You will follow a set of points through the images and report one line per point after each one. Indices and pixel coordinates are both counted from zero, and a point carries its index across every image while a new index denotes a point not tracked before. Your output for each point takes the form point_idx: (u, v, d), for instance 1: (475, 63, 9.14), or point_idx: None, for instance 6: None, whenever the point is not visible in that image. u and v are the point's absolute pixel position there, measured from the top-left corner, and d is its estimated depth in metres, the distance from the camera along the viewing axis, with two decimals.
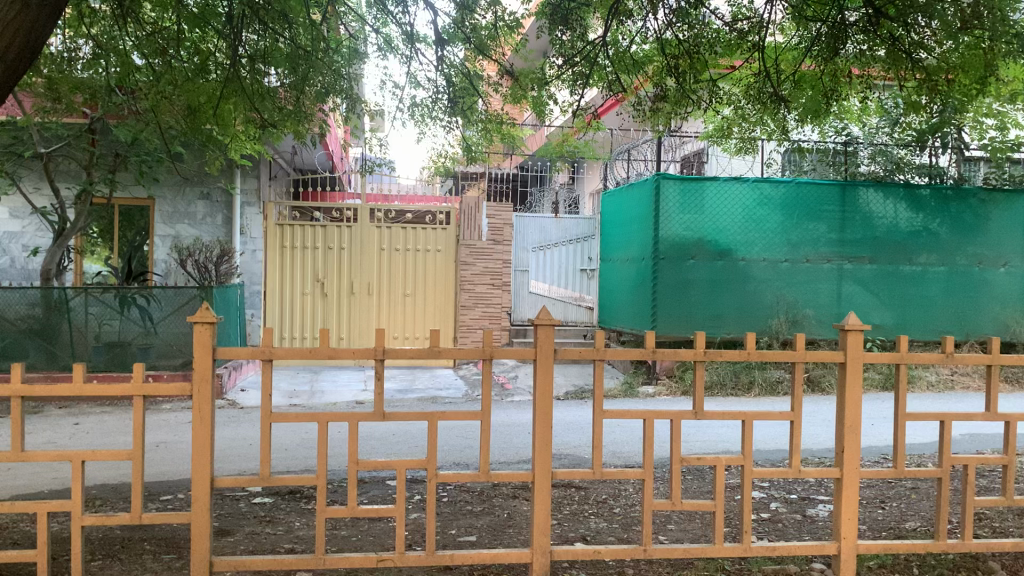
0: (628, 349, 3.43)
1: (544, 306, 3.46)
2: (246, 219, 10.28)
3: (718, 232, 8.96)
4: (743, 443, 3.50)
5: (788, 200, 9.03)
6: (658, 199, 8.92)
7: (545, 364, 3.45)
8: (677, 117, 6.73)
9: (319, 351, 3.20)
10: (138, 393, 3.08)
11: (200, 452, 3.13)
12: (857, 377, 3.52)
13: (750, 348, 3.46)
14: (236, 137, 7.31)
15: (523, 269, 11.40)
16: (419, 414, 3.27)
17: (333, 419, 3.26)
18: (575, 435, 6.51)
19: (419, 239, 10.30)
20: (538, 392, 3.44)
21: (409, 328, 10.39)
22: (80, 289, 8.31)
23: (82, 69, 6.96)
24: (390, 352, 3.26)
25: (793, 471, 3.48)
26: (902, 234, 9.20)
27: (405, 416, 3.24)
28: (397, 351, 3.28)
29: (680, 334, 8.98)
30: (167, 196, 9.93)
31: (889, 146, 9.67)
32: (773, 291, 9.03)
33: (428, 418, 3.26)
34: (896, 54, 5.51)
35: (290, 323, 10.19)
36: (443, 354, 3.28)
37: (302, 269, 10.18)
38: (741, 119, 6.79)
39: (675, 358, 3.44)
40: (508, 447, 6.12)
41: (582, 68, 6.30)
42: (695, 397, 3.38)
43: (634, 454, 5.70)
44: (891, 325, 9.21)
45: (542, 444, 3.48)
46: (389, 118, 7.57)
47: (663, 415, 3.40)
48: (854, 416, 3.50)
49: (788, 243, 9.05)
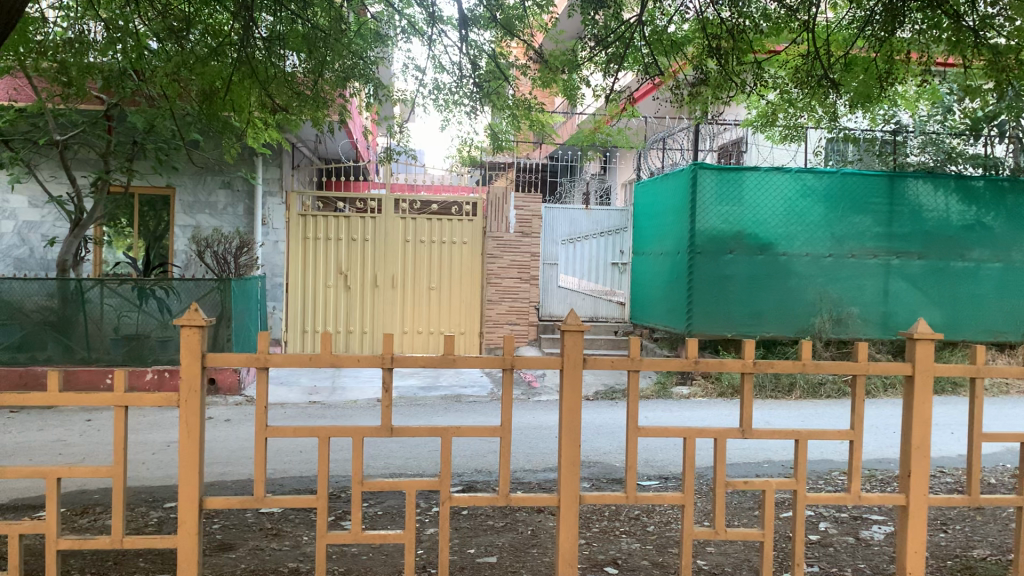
0: (667, 359, 3.05)
1: (573, 309, 3.09)
2: (269, 209, 10.01)
3: (758, 224, 8.51)
4: (796, 466, 3.12)
5: (832, 191, 8.55)
6: (695, 190, 8.47)
7: (572, 374, 3.09)
8: (716, 102, 6.29)
9: (320, 357, 2.87)
10: (120, 403, 2.81)
11: (188, 470, 2.82)
12: (928, 392, 3.10)
13: (805, 358, 3.06)
14: (253, 124, 7.00)
15: (551, 263, 10.88)
16: (432, 428, 2.94)
17: (336, 434, 2.93)
18: (605, 441, 6.12)
19: (445, 231, 9.98)
20: (565, 405, 3.09)
21: (436, 323, 10.07)
22: (96, 280, 8.08)
23: (95, 54, 6.70)
24: (400, 360, 2.91)
25: (852, 498, 3.09)
26: (954, 228, 8.68)
27: (416, 432, 2.90)
28: (407, 359, 2.94)
29: (717, 333, 8.56)
30: (188, 185, 9.69)
31: (941, 135, 9.12)
32: (816, 288, 8.57)
33: (442, 434, 2.93)
34: (962, 32, 5.06)
35: (313, 316, 9.93)
36: (458, 362, 2.94)
37: (325, 261, 9.89)
38: (788, 104, 6.34)
39: (722, 369, 3.05)
40: (533, 452, 5.76)
41: (617, 50, 5.89)
42: (743, 413, 3.00)
43: (669, 464, 5.30)
44: (941, 324, 8.72)
45: (571, 463, 3.12)
46: (414, 105, 7.25)
47: (706, 432, 3.03)
48: (922, 436, 3.10)
49: (832, 237, 8.57)
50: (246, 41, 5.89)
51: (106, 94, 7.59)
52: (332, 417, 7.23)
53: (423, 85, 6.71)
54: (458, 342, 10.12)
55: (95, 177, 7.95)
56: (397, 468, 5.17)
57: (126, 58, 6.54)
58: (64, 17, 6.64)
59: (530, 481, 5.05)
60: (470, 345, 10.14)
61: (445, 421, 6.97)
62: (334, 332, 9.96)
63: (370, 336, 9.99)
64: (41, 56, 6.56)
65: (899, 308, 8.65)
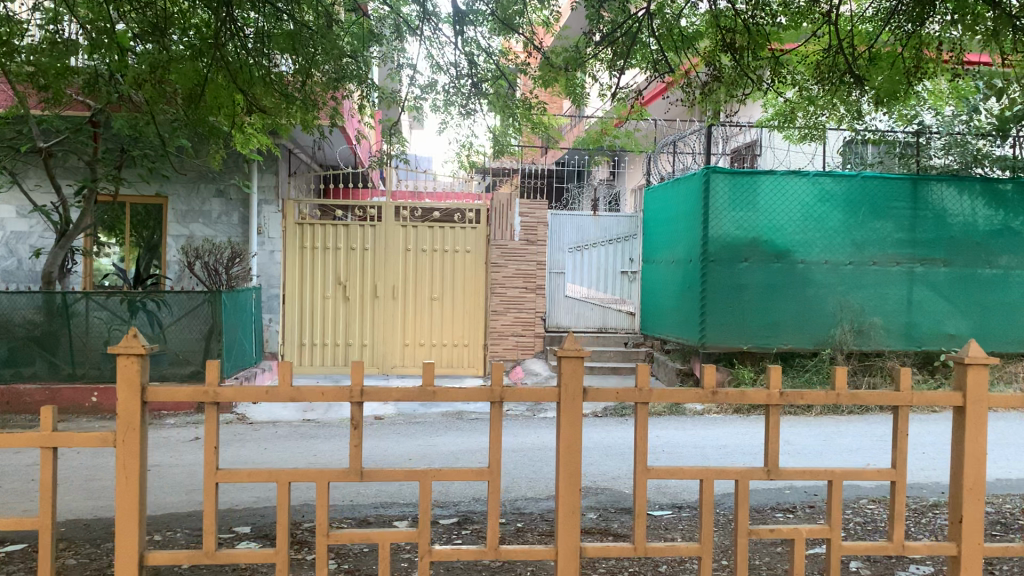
0: (679, 390, 2.67)
1: (571, 333, 2.71)
2: (264, 218, 9.56)
3: (774, 231, 8.11)
4: (830, 511, 2.71)
5: (851, 196, 8.13)
6: (707, 195, 8.07)
7: (571, 407, 2.71)
8: (731, 101, 5.89)
9: (277, 392, 2.52)
10: (48, 445, 2.55)
11: (126, 520, 2.47)
12: (981, 425, 2.71)
13: (838, 388, 2.67)
14: (241, 129, 6.63)
15: (558, 271, 10.45)
16: (408, 471, 2.73)
17: (298, 478, 2.58)
18: (612, 465, 5.69)
19: (447, 239, 9.61)
20: (563, 444, 2.71)
21: (439, 334, 9.68)
22: (82, 293, 7.71)
23: (77, 58, 6.38)
24: (373, 393, 2.55)
25: (895, 548, 2.68)
26: (981, 234, 8.23)
27: (388, 476, 2.63)
28: (381, 391, 2.57)
29: (732, 345, 8.16)
30: (181, 193, 9.35)
31: (967, 136, 8.62)
32: (836, 297, 8.14)
33: (418, 476, 2.72)
34: (1000, 24, 4.65)
35: (311, 328, 9.57)
36: (439, 395, 2.58)
37: (323, 271, 9.53)
38: (807, 103, 5.92)
39: (744, 401, 2.66)
40: (535, 477, 5.33)
41: (625, 45, 5.50)
42: (769, 451, 2.62)
43: (682, 492, 4.88)
44: (968, 335, 8.26)
45: (570, 509, 2.73)
46: (410, 106, 6.88)
47: (725, 474, 2.65)
48: (975, 475, 2.71)
49: (852, 243, 8.15)
50: (228, 39, 5.50)
51: (91, 99, 7.26)
52: (324, 437, 6.81)
53: (416, 83, 6.32)
54: (462, 354, 9.73)
55: (82, 187, 7.63)
56: (387, 498, 4.78)
57: (106, 59, 6.19)
58: (44, 16, 6.30)
59: (531, 512, 4.62)
60: (474, 357, 9.76)
61: (443, 441, 6.54)
62: (333, 345, 9.61)
63: (371, 349, 9.63)
64: (19, 59, 6.22)
65: (922, 319, 8.22)
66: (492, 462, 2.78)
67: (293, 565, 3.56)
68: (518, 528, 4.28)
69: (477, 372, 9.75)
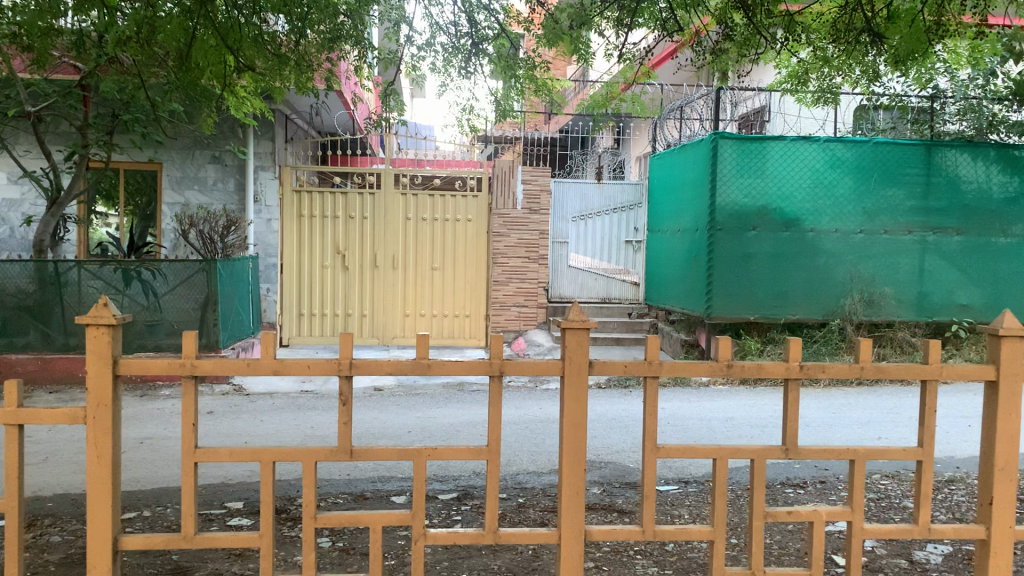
0: (692, 364, 2.49)
1: (576, 302, 2.52)
2: (261, 186, 9.35)
3: (784, 199, 7.89)
4: (851, 492, 2.53)
5: (863, 162, 7.90)
6: (714, 161, 7.83)
7: (576, 380, 2.53)
8: (743, 62, 5.65)
9: (260, 364, 2.35)
10: (15, 422, 2.41)
11: (98, 502, 2.35)
12: (1015, 401, 2.53)
13: (863, 361, 2.48)
14: (235, 92, 6.42)
15: (561, 240, 10.22)
16: (401, 450, 2.55)
17: (282, 457, 2.43)
18: (616, 438, 5.54)
19: (448, 207, 9.39)
20: (566, 420, 2.54)
21: (440, 305, 9.50)
22: (74, 260, 7.49)
23: (64, 18, 6.14)
24: (362, 366, 2.38)
25: (921, 531, 2.51)
26: (995, 202, 8.02)
27: (380, 455, 2.45)
28: (371, 364, 2.40)
29: (739, 317, 7.98)
30: (175, 160, 9.12)
31: (982, 100, 8.27)
32: (846, 267, 7.95)
33: (413, 455, 2.54)
34: None
35: (308, 297, 9.40)
36: (433, 368, 2.41)
37: (321, 239, 9.32)
38: (822, 64, 5.66)
39: (762, 374, 2.47)
40: (537, 450, 5.18)
41: (631, 5, 5.26)
42: (788, 429, 2.44)
43: (688, 466, 4.73)
44: (981, 305, 8.08)
45: (573, 490, 2.57)
46: (408, 68, 6.65)
47: (740, 453, 2.48)
48: (1007, 454, 2.55)
49: (863, 211, 7.94)
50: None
51: (81, 62, 7.04)
52: (321, 408, 6.66)
53: (414, 43, 6.09)
54: (464, 325, 9.55)
55: (72, 152, 7.42)
56: (385, 472, 4.66)
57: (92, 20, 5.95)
58: None
59: (533, 486, 4.47)
60: (476, 328, 9.58)
61: (442, 413, 6.39)
62: (332, 315, 9.45)
63: (370, 320, 9.46)
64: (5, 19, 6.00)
65: (934, 289, 8.04)
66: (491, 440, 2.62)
67: (283, 544, 3.40)
68: (519, 504, 4.15)
69: (479, 343, 9.60)
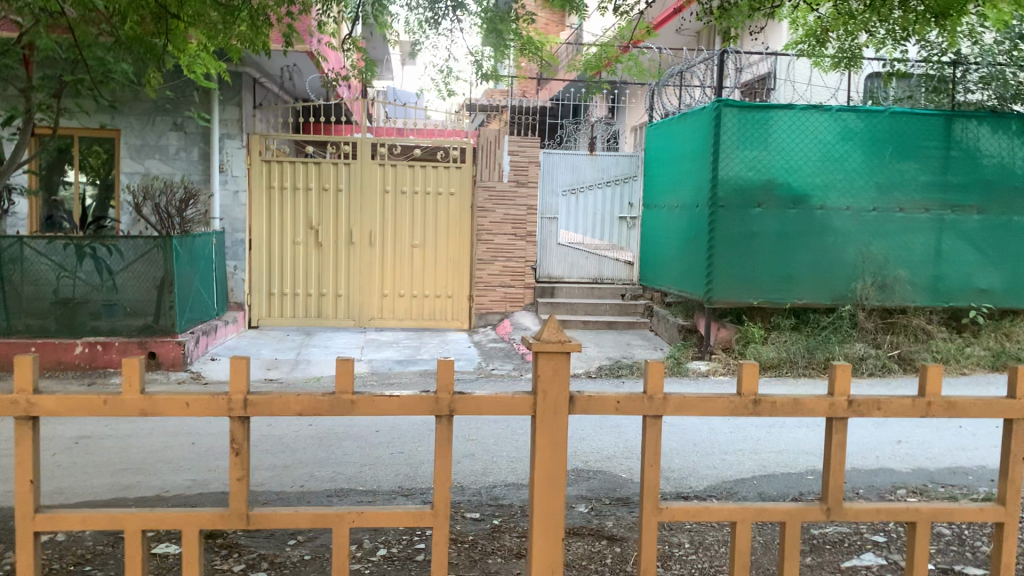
0: (710, 402, 2.28)
1: (552, 321, 2.19)
2: (226, 155, 8.50)
3: (791, 173, 7.26)
4: (914, 559, 2.37)
5: (876, 134, 7.28)
6: (716, 131, 7.17)
7: (552, 423, 2.23)
8: (758, 15, 4.94)
9: (122, 401, 2.19)
10: None
11: None
12: None
13: (932, 398, 2.31)
14: (187, 49, 5.62)
15: (550, 216, 9.52)
16: (316, 515, 2.32)
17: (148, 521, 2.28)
18: (607, 441, 4.97)
19: (429, 179, 8.86)
20: (540, 474, 2.24)
21: (420, 284, 9.02)
22: (16, 237, 6.83)
23: None
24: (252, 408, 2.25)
25: None
26: (1018, 176, 7.41)
27: (280, 520, 2.30)
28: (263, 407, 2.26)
29: (742, 301, 7.39)
30: (134, 126, 8.35)
31: (1007, 68, 7.65)
32: (857, 247, 7.36)
33: (326, 517, 2.32)
34: None
35: (280, 276, 8.88)
36: (357, 408, 2.23)
37: (292, 215, 8.79)
38: (846, 20, 4.97)
39: (799, 411, 2.28)
40: (519, 456, 4.62)
41: None
42: (831, 484, 2.29)
43: (688, 477, 4.20)
44: (1001, 289, 7.52)
45: (549, 562, 2.28)
46: (381, 25, 5.92)
47: (769, 514, 2.32)
48: None
49: (876, 186, 7.34)
50: None
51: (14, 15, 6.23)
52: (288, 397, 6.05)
53: None
54: (446, 306, 9.10)
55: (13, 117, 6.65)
56: (343, 486, 4.14)
57: None
58: None
59: (512, 504, 3.90)
60: (459, 309, 9.11)
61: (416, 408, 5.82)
62: (305, 295, 8.93)
63: (346, 301, 8.94)
64: None
65: (952, 271, 7.46)
66: (437, 502, 2.36)
67: None
68: (495, 527, 3.58)
69: (461, 325, 9.11)
